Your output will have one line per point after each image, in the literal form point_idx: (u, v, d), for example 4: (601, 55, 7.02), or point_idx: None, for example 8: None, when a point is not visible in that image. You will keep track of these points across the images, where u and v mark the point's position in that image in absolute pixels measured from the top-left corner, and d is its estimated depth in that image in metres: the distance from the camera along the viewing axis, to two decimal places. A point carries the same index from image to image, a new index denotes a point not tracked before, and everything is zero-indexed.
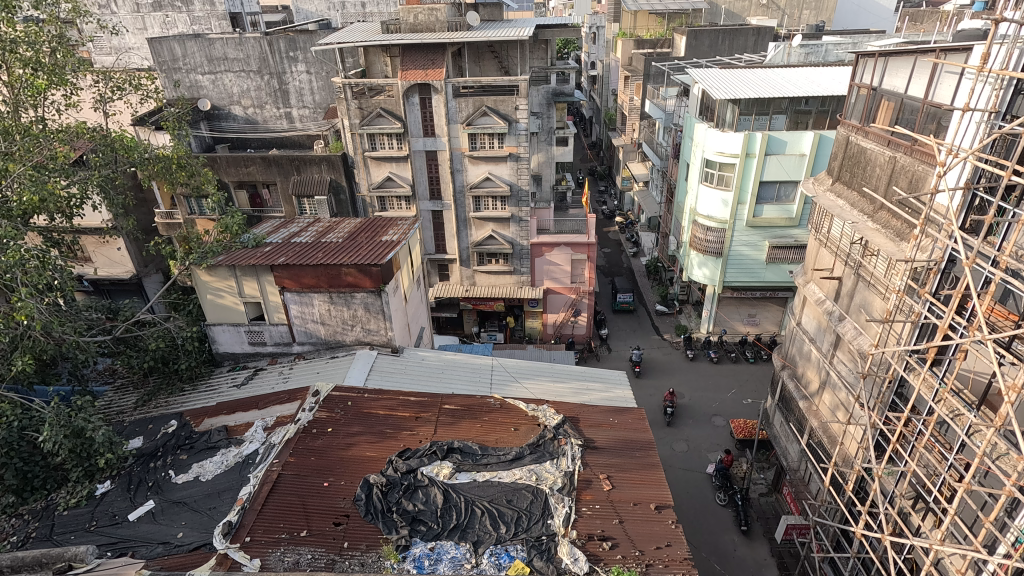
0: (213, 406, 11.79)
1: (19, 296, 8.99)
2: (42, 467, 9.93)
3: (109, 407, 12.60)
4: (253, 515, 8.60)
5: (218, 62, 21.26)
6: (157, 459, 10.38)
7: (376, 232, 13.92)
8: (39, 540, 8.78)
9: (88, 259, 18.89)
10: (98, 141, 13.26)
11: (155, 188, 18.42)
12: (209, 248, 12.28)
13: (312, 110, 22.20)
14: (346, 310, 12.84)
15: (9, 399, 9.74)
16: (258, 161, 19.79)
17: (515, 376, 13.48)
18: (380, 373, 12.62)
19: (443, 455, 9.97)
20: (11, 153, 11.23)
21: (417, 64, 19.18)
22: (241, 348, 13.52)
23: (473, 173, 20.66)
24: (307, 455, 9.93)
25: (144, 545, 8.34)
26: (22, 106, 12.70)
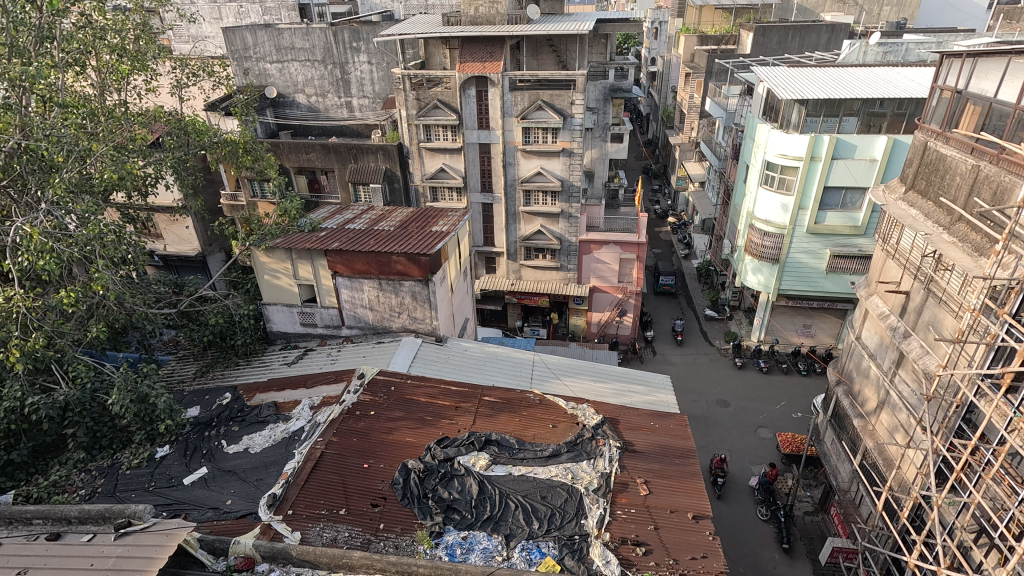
0: (265, 382, 12.33)
1: (96, 268, 9.61)
2: (110, 428, 10.65)
3: (171, 376, 13.39)
4: (296, 490, 8.93)
5: (285, 52, 22.04)
6: (212, 429, 10.93)
7: (426, 222, 14.10)
8: (104, 495, 9.46)
9: (159, 236, 20.05)
10: (173, 124, 14.00)
11: (222, 171, 19.29)
12: (268, 230, 12.83)
13: (371, 100, 22.69)
14: (394, 297, 13.12)
15: (83, 362, 10.46)
16: (318, 148, 20.21)
17: (556, 373, 13.44)
18: (423, 362, 12.85)
19: (480, 446, 10.06)
20: (96, 134, 12.03)
21: (475, 56, 19.24)
22: (293, 328, 14.06)
23: (525, 167, 20.62)
24: (350, 436, 10.22)
25: (195, 509, 8.83)
26: (109, 90, 13.59)
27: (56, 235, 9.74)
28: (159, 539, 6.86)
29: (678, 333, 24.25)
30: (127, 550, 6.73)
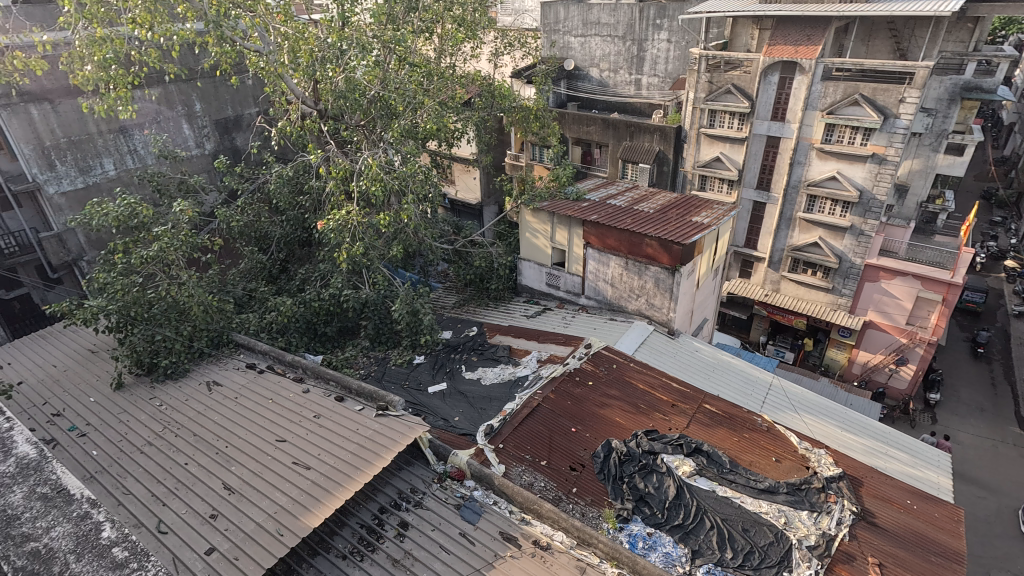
0: (506, 326, 13.73)
1: (407, 200, 11.85)
2: (389, 329, 13.17)
3: (437, 301, 15.88)
4: (510, 429, 9.87)
5: (591, 26, 22.59)
6: (457, 353, 12.64)
7: (687, 210, 13.48)
8: (375, 379, 11.80)
9: (453, 182, 23.50)
10: (484, 88, 15.97)
11: (512, 133, 21.39)
12: (538, 193, 13.94)
13: (660, 80, 21.91)
14: (636, 279, 13.13)
15: (382, 273, 13.07)
16: (599, 122, 20.31)
17: (794, 406, 11.85)
18: (649, 350, 12.67)
19: (688, 451, 9.58)
20: (429, 90, 14.47)
21: (789, 38, 17.21)
22: (539, 286, 15.22)
23: (817, 169, 18.09)
24: (566, 399, 10.74)
25: (431, 415, 10.42)
26: (445, 54, 16.08)
27: (387, 170, 12.25)
28: (402, 428, 8.35)
29: (981, 346, 21.92)
30: (380, 428, 8.37)
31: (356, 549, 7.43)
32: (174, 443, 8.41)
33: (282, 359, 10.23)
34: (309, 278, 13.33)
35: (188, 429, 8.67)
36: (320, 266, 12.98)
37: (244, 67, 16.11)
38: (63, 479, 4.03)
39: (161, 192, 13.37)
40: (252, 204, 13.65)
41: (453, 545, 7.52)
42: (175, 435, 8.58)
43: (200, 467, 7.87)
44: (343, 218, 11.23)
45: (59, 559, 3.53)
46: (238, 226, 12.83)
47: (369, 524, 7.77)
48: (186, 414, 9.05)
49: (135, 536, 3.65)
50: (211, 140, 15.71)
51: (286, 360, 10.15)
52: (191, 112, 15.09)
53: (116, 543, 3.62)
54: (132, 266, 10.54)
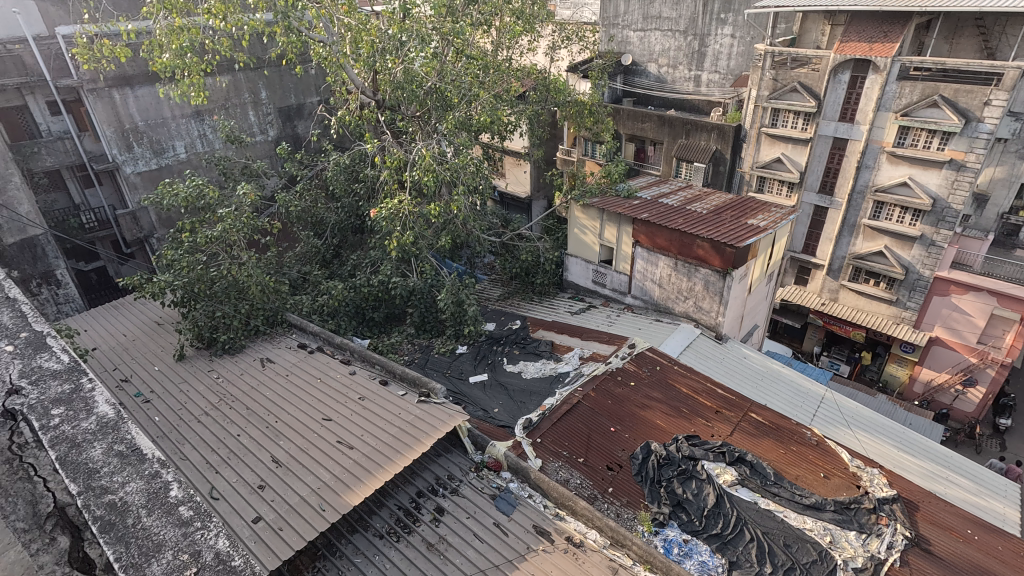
0: (549, 321, 13.73)
1: (458, 191, 11.99)
2: (434, 318, 13.37)
3: (483, 293, 16.03)
4: (548, 424, 9.87)
5: (651, 20, 21.68)
6: (499, 345, 12.71)
7: (743, 212, 13.05)
8: (418, 365, 12.02)
9: (504, 175, 23.58)
10: (539, 82, 15.91)
11: (565, 128, 21.23)
12: (589, 189, 13.81)
13: (722, 76, 20.76)
14: (685, 281, 12.86)
15: (430, 262, 13.28)
16: (655, 119, 19.82)
17: (848, 421, 11.33)
18: (694, 353, 12.38)
19: (730, 459, 9.32)
20: (484, 83, 14.52)
21: (864, 35, 16.38)
22: (584, 282, 15.15)
23: (887, 174, 17.15)
24: (606, 398, 10.64)
25: (471, 404, 10.54)
26: (502, 46, 16.09)
27: (439, 161, 12.41)
28: (443, 415, 8.50)
29: None
30: (421, 414, 8.54)
31: (393, 530, 7.63)
32: (229, 413, 8.88)
33: (332, 341, 10.57)
34: (360, 264, 13.72)
35: (242, 403, 9.12)
36: (372, 254, 13.33)
37: (308, 57, 16.61)
38: (139, 437, 3.81)
39: (226, 175, 13.93)
40: (310, 190, 14.13)
41: (486, 534, 7.61)
42: (230, 406, 9.06)
43: (251, 439, 8.28)
44: (395, 207, 11.47)
45: (132, 512, 3.35)
46: (296, 211, 13.34)
47: (406, 506, 7.96)
48: (241, 387, 9.53)
49: (201, 497, 3.47)
50: (274, 127, 16.34)
51: (335, 342, 10.49)
52: (257, 100, 15.73)
53: (181, 501, 3.45)
54: (198, 245, 11.12)
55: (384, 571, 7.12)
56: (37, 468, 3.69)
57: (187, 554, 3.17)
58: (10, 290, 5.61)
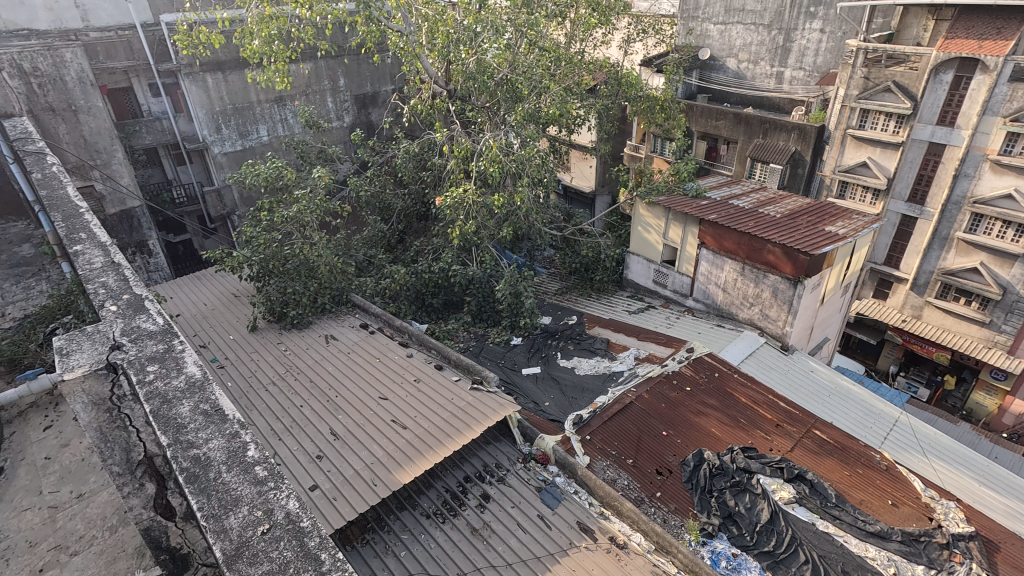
0: (606, 319, 13.57)
1: (522, 183, 12.03)
2: (491, 308, 13.50)
3: (541, 286, 16.03)
4: (599, 422, 9.78)
5: (734, 13, 20.66)
6: (554, 339, 12.67)
7: (821, 218, 12.35)
8: (472, 353, 12.19)
9: (569, 169, 23.42)
10: (611, 75, 15.65)
11: (635, 123, 20.75)
12: (655, 187, 13.49)
13: (807, 73, 19.55)
14: (752, 287, 12.35)
15: (490, 253, 13.39)
16: (730, 117, 19.03)
17: (924, 448, 10.56)
18: (757, 363, 11.89)
19: (788, 476, 8.91)
20: (555, 76, 14.45)
21: (973, 32, 15.03)
22: (645, 282, 14.87)
23: (989, 184, 15.75)
24: (660, 401, 10.41)
25: (523, 396, 10.59)
26: (575, 39, 15.89)
27: (506, 152, 12.49)
28: (494, 405, 8.58)
29: None
30: (473, 401, 8.67)
31: (439, 511, 7.83)
32: (294, 385, 9.38)
33: (392, 323, 10.90)
34: (422, 251, 14.05)
35: (306, 376, 9.60)
36: (435, 241, 13.61)
37: (385, 46, 17.05)
38: (222, 398, 4.08)
39: (303, 158, 14.54)
40: (380, 176, 14.58)
41: (530, 526, 7.66)
42: (295, 377, 9.57)
43: (313, 410, 8.72)
44: (460, 196, 11.66)
45: (213, 467, 3.55)
46: (365, 196, 13.82)
47: (453, 490, 8.14)
48: (306, 361, 10.04)
49: (275, 459, 3.62)
50: (350, 114, 16.94)
51: (395, 324, 10.81)
52: (336, 87, 16.36)
53: (257, 460, 3.62)
54: (275, 224, 11.73)
55: (429, 550, 7.32)
56: (131, 419, 4.35)
57: (261, 510, 3.32)
58: (113, 256, 6.14)
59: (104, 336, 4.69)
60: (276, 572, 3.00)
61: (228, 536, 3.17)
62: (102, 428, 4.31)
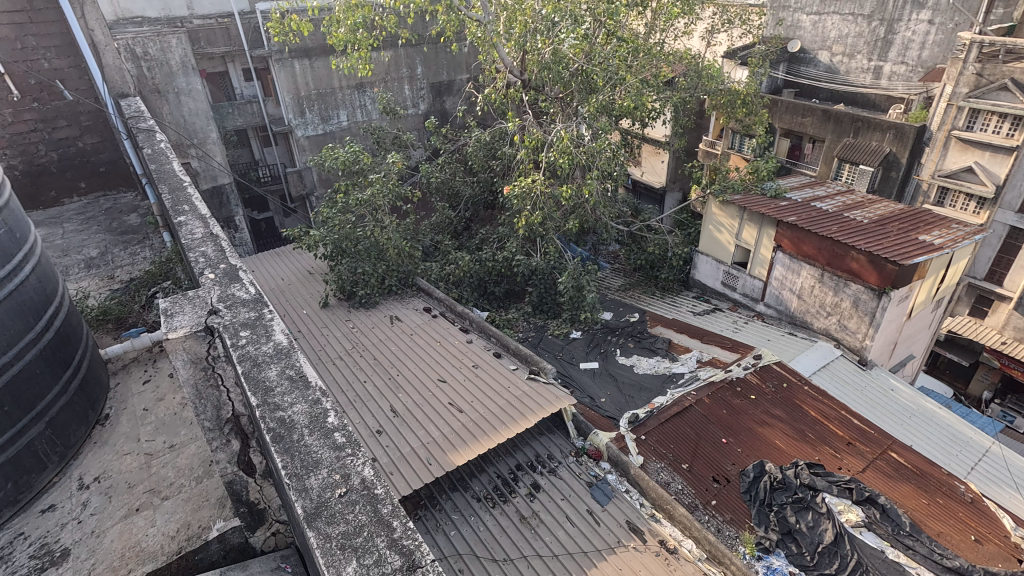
0: (669, 319, 13.24)
1: (591, 176, 11.87)
2: (552, 300, 13.47)
3: (603, 281, 15.84)
4: (655, 422, 9.59)
5: (830, 2, 19.37)
6: (614, 335, 12.48)
7: (915, 226, 11.44)
8: (531, 344, 12.22)
9: (639, 164, 22.93)
10: (691, 67, 15.09)
11: (712, 118, 19.94)
12: (731, 184, 12.95)
13: (909, 69, 18.05)
14: (830, 295, 11.66)
15: (555, 245, 13.34)
16: (818, 114, 17.85)
17: (1017, 483, 9.64)
18: (830, 375, 11.24)
19: (858, 497, 8.37)
20: (632, 67, 14.11)
21: None
22: (713, 283, 14.40)
23: None
24: (721, 406, 10.05)
25: (579, 390, 10.52)
26: (655, 29, 15.44)
27: (577, 144, 12.39)
28: (550, 397, 8.58)
29: None
30: (529, 392, 8.72)
31: (490, 496, 7.95)
32: (359, 361, 9.78)
33: (454, 309, 11.11)
34: (487, 239, 14.24)
35: (370, 353, 9.98)
36: (501, 230, 13.73)
37: (464, 35, 17.27)
38: (306, 366, 4.34)
39: (379, 144, 15.00)
40: (451, 163, 14.85)
41: (578, 520, 7.64)
42: (360, 354, 9.97)
43: (375, 387, 9.06)
44: (528, 186, 11.67)
45: (297, 429, 3.78)
46: (436, 182, 14.15)
47: (504, 476, 8.24)
48: (371, 339, 10.44)
49: (353, 427, 3.81)
50: (425, 102, 17.36)
51: (457, 310, 11.01)
52: (413, 75, 16.76)
53: (336, 427, 3.81)
54: (349, 206, 12.21)
55: (478, 532, 7.46)
56: (224, 378, 4.74)
57: (339, 474, 3.49)
58: (212, 228, 6.60)
59: (202, 301, 4.98)
60: (351, 534, 3.14)
61: (309, 495, 3.35)
62: (198, 384, 4.61)
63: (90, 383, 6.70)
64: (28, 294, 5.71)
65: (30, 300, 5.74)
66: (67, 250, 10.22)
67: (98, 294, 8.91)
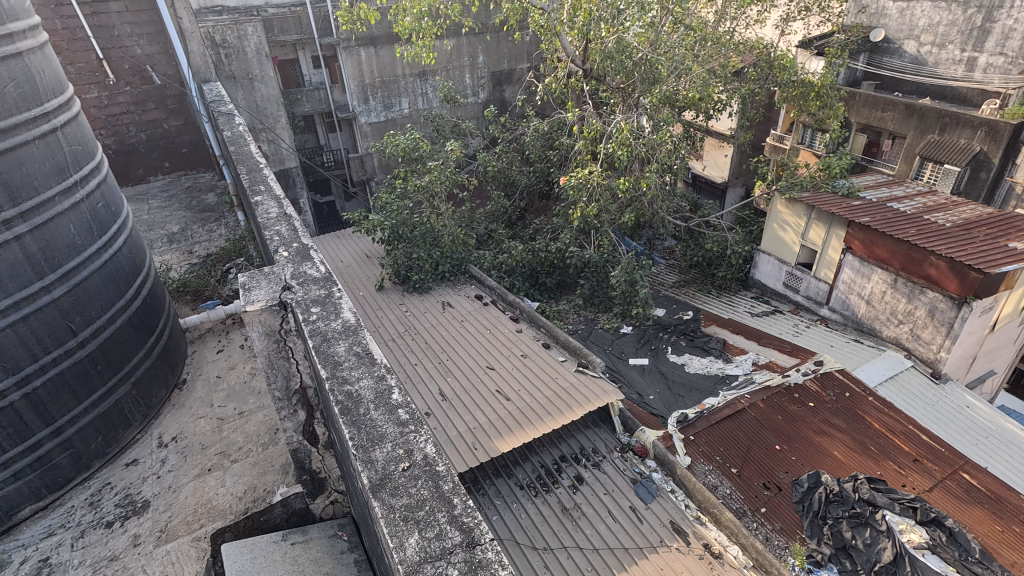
0: (724, 318, 12.85)
1: (650, 168, 11.60)
2: (604, 293, 13.32)
3: (657, 277, 15.53)
4: (705, 423, 9.36)
5: None
6: (666, 333, 12.22)
7: (1005, 232, 10.55)
8: (580, 337, 12.16)
9: (701, 158, 22.26)
10: (762, 57, 14.42)
11: (782, 111, 19.03)
12: (799, 181, 12.36)
13: (1010, 59, 14.95)
14: (904, 302, 10.99)
15: (609, 238, 13.15)
16: (901, 107, 16.17)
17: None
18: (898, 387, 10.61)
19: (922, 518, 7.87)
20: (699, 57, 13.66)
21: None
22: (774, 284, 13.86)
23: None
24: (777, 412, 9.68)
25: (627, 386, 10.40)
26: (725, 17, 14.84)
27: (636, 136, 12.15)
28: (597, 390, 8.51)
29: None
30: (577, 384, 8.68)
31: (533, 484, 8.02)
32: (411, 344, 10.01)
33: (505, 297, 11.18)
34: (541, 229, 14.24)
35: (421, 337, 10.21)
36: (555, 221, 13.68)
37: (526, 23, 17.19)
38: (372, 344, 4.49)
39: (439, 132, 15.19)
40: (508, 152, 14.87)
41: (621, 516, 7.59)
42: (412, 338, 10.20)
43: (425, 370, 9.27)
44: (585, 177, 11.51)
45: (362, 404, 3.92)
46: (493, 171, 14.24)
47: (548, 466, 8.27)
48: (422, 324, 10.67)
49: (415, 404, 3.92)
50: (485, 91, 17.46)
51: (508, 299, 11.08)
52: (474, 63, 16.87)
53: (401, 404, 3.94)
54: (408, 192, 12.47)
55: (520, 519, 7.55)
56: (293, 351, 4.98)
57: (402, 449, 3.60)
58: (285, 209, 6.90)
59: (278, 277, 5.23)
60: (414, 507, 3.24)
61: (374, 467, 3.48)
62: (271, 355, 4.99)
63: (170, 349, 7.19)
64: (120, 263, 6.16)
65: (122, 270, 6.19)
66: (152, 224, 10.96)
67: (178, 267, 9.52)
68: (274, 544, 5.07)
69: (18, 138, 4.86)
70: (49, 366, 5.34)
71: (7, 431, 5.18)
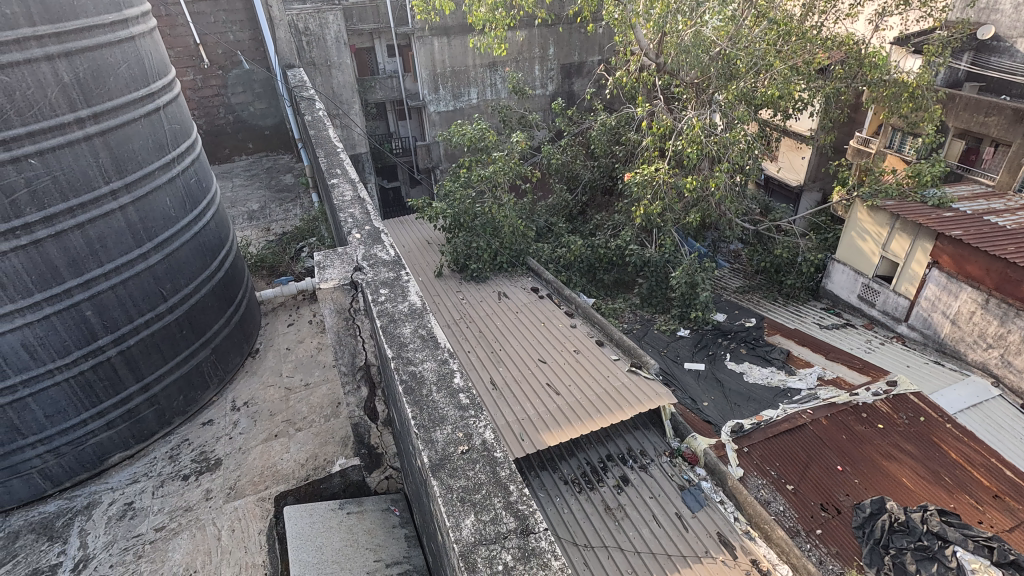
0: (790, 329, 12.28)
1: (721, 168, 11.19)
2: (663, 294, 13.01)
3: (719, 280, 15.03)
4: (762, 436, 9.00)
5: None
6: (726, 339, 11.80)
7: None
8: (635, 336, 11.97)
9: (776, 159, 21.28)
10: (852, 55, 13.52)
11: (869, 113, 17.86)
12: (884, 188, 11.53)
13: None
14: (996, 324, 10.13)
15: (671, 237, 12.80)
16: (1008, 113, 14.68)
17: None
18: (982, 416, 9.77)
19: (999, 559, 7.18)
20: (781, 52, 13.03)
21: None
22: (847, 296, 13.10)
23: None
24: (840, 431, 9.17)
25: (681, 390, 10.15)
26: (812, 11, 14.05)
27: (708, 133, 11.76)
28: (650, 392, 8.35)
29: None
30: (629, 383, 8.56)
31: (578, 480, 7.99)
32: (465, 331, 10.18)
33: (561, 292, 11.18)
34: (602, 225, 14.10)
35: (476, 325, 10.35)
36: (618, 217, 13.47)
37: (600, 15, 16.94)
38: (436, 328, 4.60)
39: (506, 122, 15.23)
40: (573, 146, 14.73)
41: (666, 522, 7.44)
42: (466, 325, 10.37)
43: (477, 357, 9.40)
44: (650, 174, 11.22)
45: (425, 386, 4.03)
46: (557, 164, 14.19)
47: (594, 464, 8.21)
48: (478, 312, 10.81)
49: (475, 390, 4.00)
50: (554, 83, 17.43)
51: (564, 293, 11.07)
52: (545, 56, 16.85)
53: (461, 389, 4.02)
54: (472, 181, 12.64)
55: (562, 514, 7.54)
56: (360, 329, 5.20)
57: (462, 432, 3.68)
58: (359, 192, 7.15)
59: (350, 257, 5.41)
60: (471, 490, 3.30)
61: (434, 447, 3.58)
62: (340, 332, 5.21)
63: (246, 320, 7.65)
64: (207, 237, 6.61)
65: (208, 242, 6.63)
66: (235, 201, 11.65)
67: (257, 243, 10.09)
68: (331, 511, 5.33)
69: (127, 116, 5.28)
70: (141, 327, 5.79)
71: (104, 383, 5.65)
